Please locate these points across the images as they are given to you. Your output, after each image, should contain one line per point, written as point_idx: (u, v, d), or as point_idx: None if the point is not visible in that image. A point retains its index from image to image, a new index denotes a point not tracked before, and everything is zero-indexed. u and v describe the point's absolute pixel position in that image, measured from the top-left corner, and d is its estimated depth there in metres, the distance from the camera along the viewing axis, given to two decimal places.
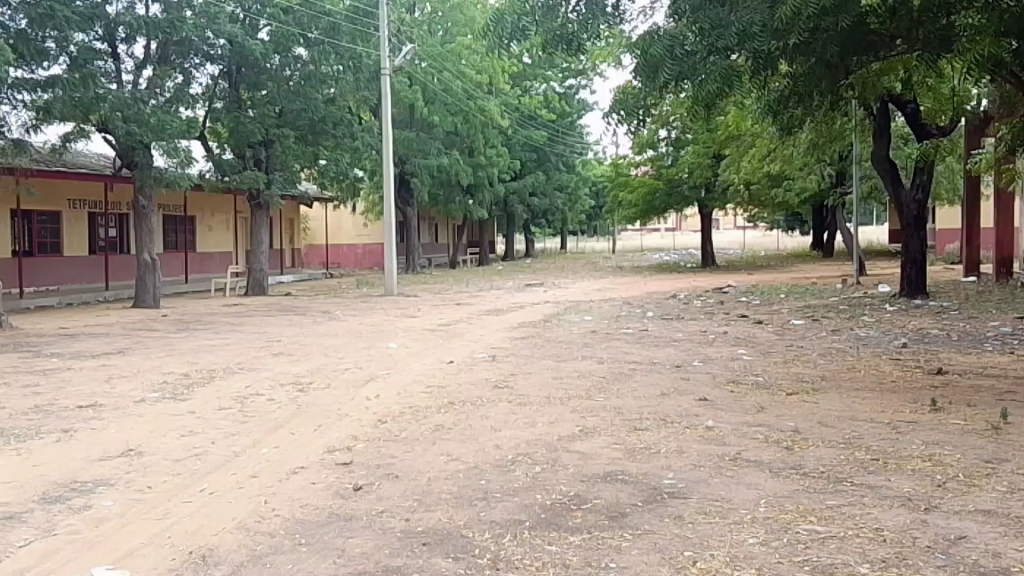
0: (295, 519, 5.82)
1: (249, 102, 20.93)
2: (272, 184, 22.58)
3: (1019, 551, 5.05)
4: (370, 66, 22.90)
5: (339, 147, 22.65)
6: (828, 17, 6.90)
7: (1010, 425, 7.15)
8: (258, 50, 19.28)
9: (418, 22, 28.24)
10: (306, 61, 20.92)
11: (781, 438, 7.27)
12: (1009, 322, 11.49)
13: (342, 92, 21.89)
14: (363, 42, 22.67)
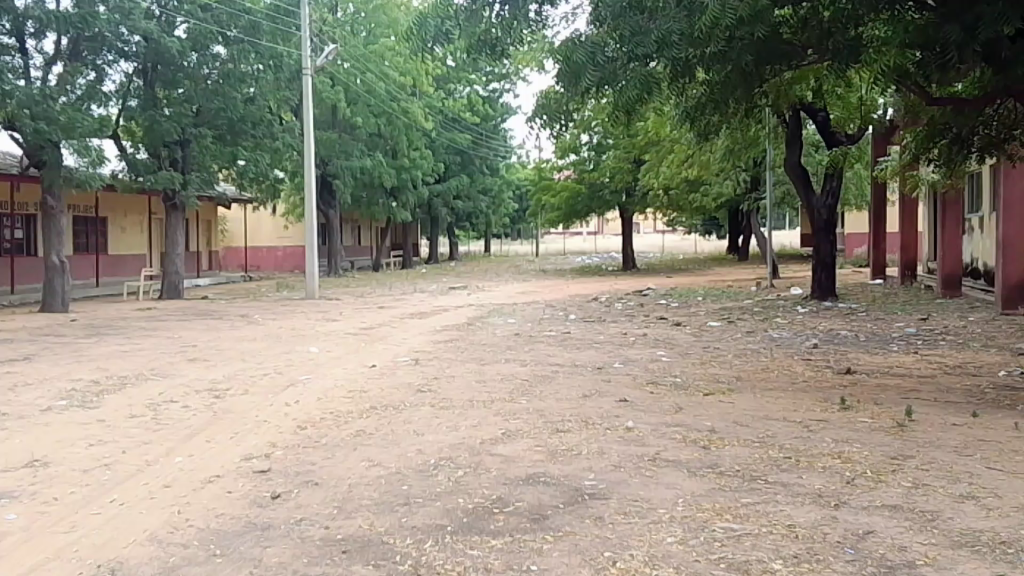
0: (210, 530, 5.63)
1: (165, 101, 20.29)
2: (188, 186, 21.72)
3: (923, 544, 5.22)
4: (291, 66, 22.38)
5: (259, 147, 22.53)
6: (744, 28, 7.07)
7: (914, 422, 7.42)
8: (174, 48, 19.04)
9: (341, 23, 27.68)
10: (224, 59, 20.60)
11: (698, 437, 7.39)
12: (914, 323, 12.00)
13: (262, 92, 21.68)
14: (283, 40, 22.12)
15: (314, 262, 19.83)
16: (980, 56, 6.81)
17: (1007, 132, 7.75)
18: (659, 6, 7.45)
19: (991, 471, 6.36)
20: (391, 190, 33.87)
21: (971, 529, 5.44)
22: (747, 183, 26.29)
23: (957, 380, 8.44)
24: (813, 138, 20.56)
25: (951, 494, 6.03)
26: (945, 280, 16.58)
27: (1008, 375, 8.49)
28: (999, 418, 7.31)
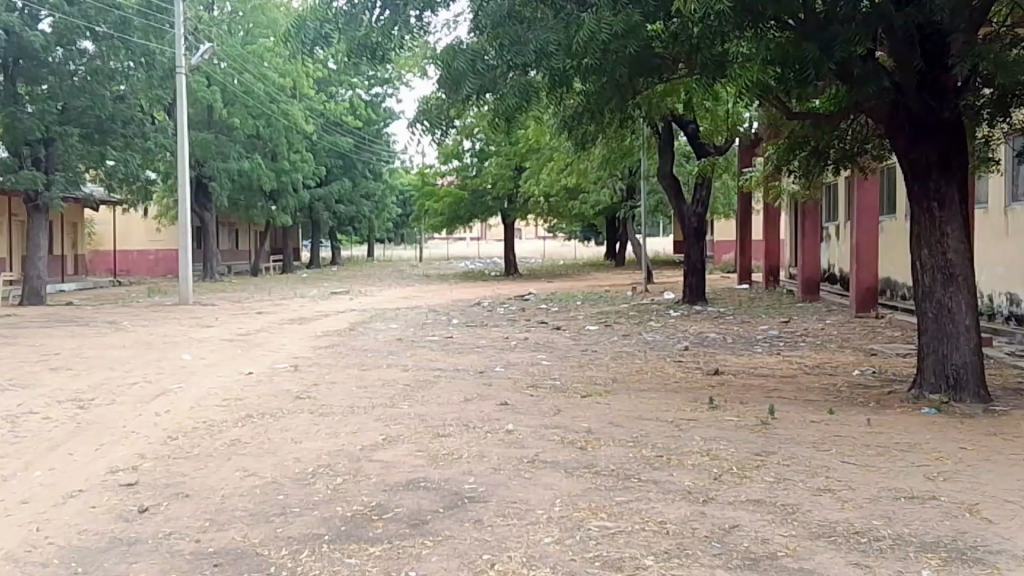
0: (71, 546, 5.36)
1: (27, 97, 19.60)
2: (52, 186, 20.61)
3: (783, 536, 5.49)
4: (165, 64, 21.72)
5: (130, 147, 21.79)
6: (619, 41, 7.23)
7: (776, 420, 7.79)
8: (37, 43, 18.40)
9: (217, 21, 26.70)
10: (93, 55, 19.90)
11: (575, 438, 7.55)
12: (777, 326, 12.63)
13: (134, 90, 21.09)
14: (156, 38, 21.30)
15: (187, 265, 19.13)
16: (834, 74, 7.20)
17: (859, 146, 8.33)
18: (537, 17, 7.63)
19: (846, 465, 6.73)
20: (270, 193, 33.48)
21: (829, 521, 5.74)
22: (623, 191, 27.31)
23: (816, 379, 8.95)
24: (684, 149, 21.27)
25: (809, 488, 6.36)
26: (805, 285, 17.50)
27: (861, 374, 9.03)
28: (852, 414, 7.76)
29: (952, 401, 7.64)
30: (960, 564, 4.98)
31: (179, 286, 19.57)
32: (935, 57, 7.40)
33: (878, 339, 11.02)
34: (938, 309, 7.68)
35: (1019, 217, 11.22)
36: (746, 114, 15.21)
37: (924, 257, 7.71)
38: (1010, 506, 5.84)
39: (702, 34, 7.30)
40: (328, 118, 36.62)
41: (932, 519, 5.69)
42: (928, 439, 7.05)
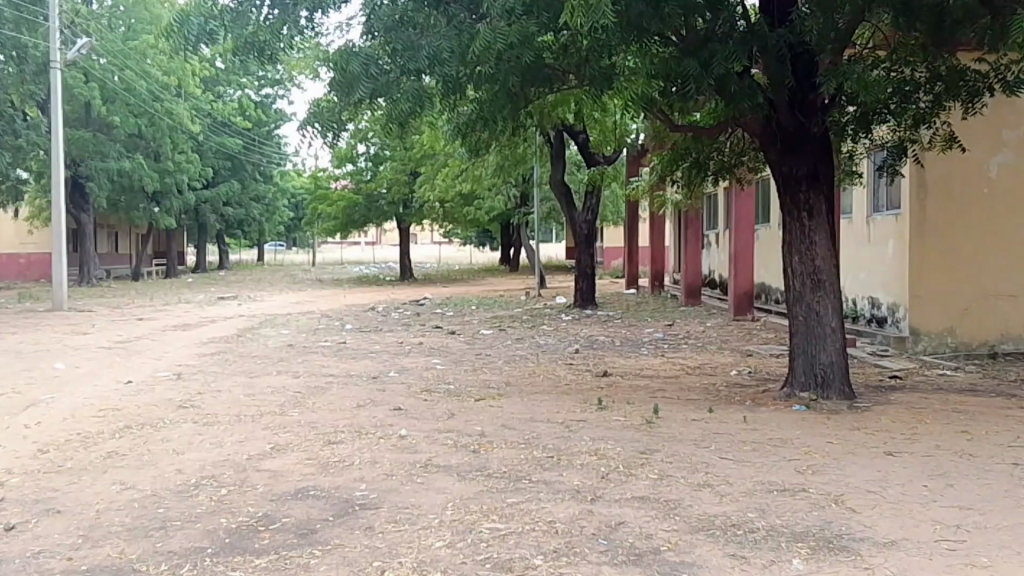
0: None
1: None
2: None
3: (666, 531, 5.72)
4: (38, 59, 20.43)
5: None
6: (513, 51, 7.38)
7: (660, 419, 8.10)
8: None
9: (95, 15, 25.32)
10: None
11: (468, 442, 7.62)
12: (661, 328, 13.17)
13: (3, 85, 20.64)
14: (28, 30, 20.02)
15: (60, 270, 18.12)
16: (713, 90, 7.56)
17: (736, 158, 8.79)
18: (430, 24, 7.76)
19: (724, 460, 7.08)
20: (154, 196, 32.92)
21: (708, 514, 6.03)
22: (517, 197, 27.84)
23: (697, 379, 9.35)
24: (575, 158, 21.71)
25: (691, 483, 6.65)
26: (687, 289, 18.22)
27: (738, 374, 9.51)
28: (730, 412, 8.15)
29: (820, 398, 8.14)
30: (826, 551, 5.33)
31: (52, 292, 18.49)
32: (805, 75, 7.84)
33: (754, 340, 11.64)
34: (807, 312, 8.19)
35: (879, 226, 12.05)
36: (632, 124, 15.64)
37: (794, 264, 8.19)
38: (872, 495, 6.29)
39: (591, 46, 7.57)
40: (214, 117, 35.44)
41: (801, 510, 6.05)
42: (799, 434, 7.49)
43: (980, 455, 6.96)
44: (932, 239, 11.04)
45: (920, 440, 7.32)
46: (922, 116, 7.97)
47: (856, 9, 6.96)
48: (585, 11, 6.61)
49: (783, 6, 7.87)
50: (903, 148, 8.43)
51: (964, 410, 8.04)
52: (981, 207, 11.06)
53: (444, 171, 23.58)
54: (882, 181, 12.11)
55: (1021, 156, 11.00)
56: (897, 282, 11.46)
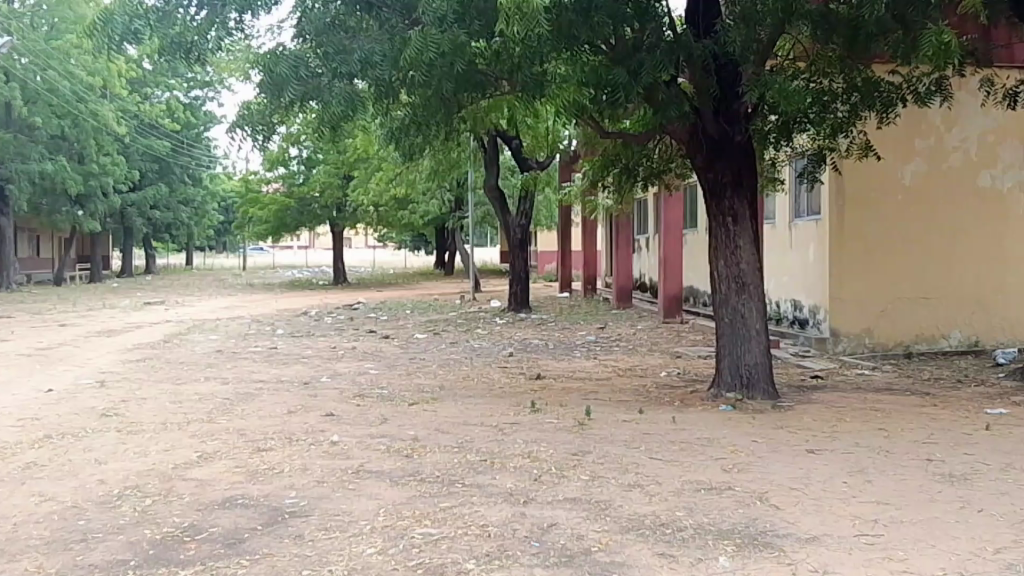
0: None
1: None
2: None
3: (597, 532, 5.79)
4: None
5: None
6: (445, 58, 7.40)
7: (592, 420, 8.21)
8: None
9: (16, 14, 24.49)
10: None
11: (402, 446, 7.60)
12: (593, 331, 13.34)
13: None
14: None
15: None
16: (642, 98, 7.73)
17: (665, 164, 8.98)
18: (362, 28, 7.85)
19: (653, 460, 7.21)
20: (76, 199, 31.91)
21: (637, 514, 6.13)
22: (451, 202, 28.07)
23: (628, 381, 9.51)
24: (509, 163, 21.94)
25: (621, 484, 6.76)
26: (618, 292, 18.53)
27: (668, 375, 9.71)
28: (659, 413, 8.31)
29: (745, 398, 8.35)
30: (751, 548, 5.47)
31: None
32: (728, 84, 8.08)
33: (684, 342, 11.90)
34: (733, 314, 8.41)
35: (801, 231, 12.45)
36: (563, 130, 15.84)
37: (719, 267, 8.41)
38: (794, 492, 6.49)
39: (523, 54, 7.60)
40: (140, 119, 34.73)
41: (728, 508, 6.21)
42: (725, 434, 7.68)
43: (896, 451, 7.24)
44: (850, 245, 11.45)
45: (840, 437, 7.58)
46: (840, 125, 8.28)
47: (776, 22, 7.21)
48: (519, 19, 6.70)
49: (709, 18, 8.10)
50: (822, 156, 8.74)
51: (881, 408, 8.36)
52: (895, 213, 11.50)
53: (378, 175, 23.40)
54: (802, 188, 12.50)
55: (931, 165, 11.51)
56: (819, 285, 11.82)
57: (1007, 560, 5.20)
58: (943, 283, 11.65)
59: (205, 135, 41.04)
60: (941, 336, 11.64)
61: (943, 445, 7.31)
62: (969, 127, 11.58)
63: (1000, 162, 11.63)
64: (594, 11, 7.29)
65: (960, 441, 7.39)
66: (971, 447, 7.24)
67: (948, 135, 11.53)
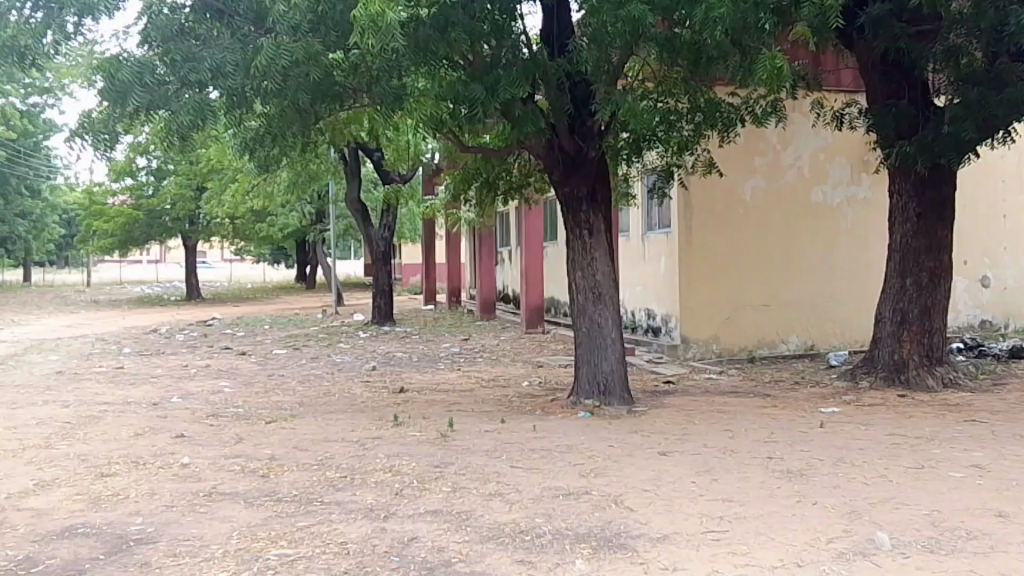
0: None
1: None
2: None
3: (457, 543, 5.81)
4: None
5: None
6: (299, 68, 7.39)
7: (455, 431, 8.27)
8: None
9: None
10: None
11: (257, 466, 7.40)
12: (458, 343, 13.42)
13: None
14: None
15: None
16: (498, 113, 7.87)
17: (524, 178, 9.22)
18: (212, 36, 7.82)
19: (513, 469, 7.32)
20: None
21: (497, 523, 6.19)
22: (312, 215, 27.88)
23: (490, 391, 9.63)
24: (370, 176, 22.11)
25: (481, 494, 6.82)
26: (482, 304, 18.74)
27: (530, 384, 9.91)
28: (521, 422, 8.46)
29: (602, 404, 8.63)
30: (606, 550, 5.63)
31: None
32: (582, 102, 8.33)
33: (545, 352, 12.19)
34: (590, 324, 8.66)
35: (654, 242, 13.00)
36: (425, 145, 15.89)
37: (577, 278, 8.65)
38: (647, 494, 6.73)
39: (381, 67, 7.62)
40: None
41: (585, 512, 6.36)
42: (583, 440, 7.89)
43: (740, 450, 7.66)
44: (697, 256, 12.03)
45: (690, 439, 7.93)
46: (687, 142, 8.80)
47: (624, 44, 7.45)
48: (374, 32, 6.68)
49: (562, 38, 8.37)
50: (670, 172, 9.28)
51: (728, 409, 8.83)
52: (738, 226, 12.16)
53: (234, 186, 22.78)
54: (654, 202, 13.08)
55: (770, 181, 12.27)
56: (671, 294, 12.37)
57: (838, 548, 5.55)
58: (782, 291, 12.40)
59: (46, 144, 38.26)
60: (780, 340, 12.38)
61: (782, 443, 7.78)
62: (801, 146, 12.44)
63: (830, 178, 12.54)
64: (451, 27, 7.40)
65: (796, 438, 7.89)
66: (806, 444, 7.75)
67: (783, 153, 12.34)
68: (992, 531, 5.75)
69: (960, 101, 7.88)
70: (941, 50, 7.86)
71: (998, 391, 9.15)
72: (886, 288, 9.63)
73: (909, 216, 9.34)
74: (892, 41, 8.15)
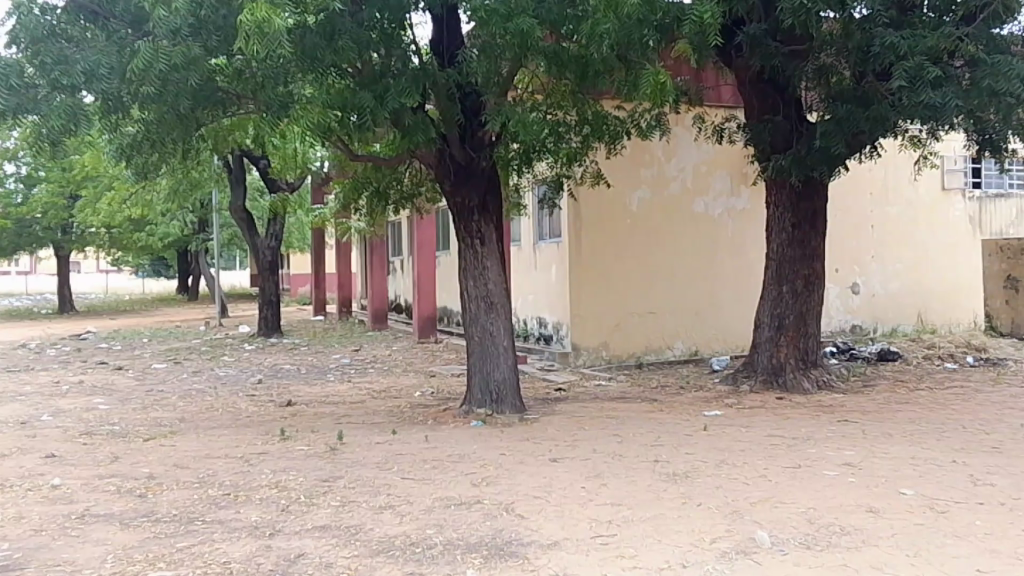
0: None
1: None
2: None
3: (346, 557, 5.62)
4: None
5: None
6: (179, 73, 7.17)
7: (344, 444, 8.14)
8: None
9: None
10: None
11: (135, 486, 7.06)
12: (349, 354, 13.23)
13: None
14: None
15: None
16: (388, 121, 7.82)
17: (415, 188, 9.25)
18: (86, 38, 7.50)
19: (404, 481, 7.22)
20: None
21: (387, 536, 6.04)
22: (193, 223, 27.11)
23: (382, 403, 9.53)
24: (256, 184, 21.90)
25: (371, 507, 6.66)
26: (373, 314, 18.62)
27: (422, 395, 9.88)
28: (412, 433, 8.40)
29: (494, 412, 8.70)
30: (498, 559, 5.58)
31: None
32: (472, 112, 8.40)
33: (437, 361, 12.17)
34: (482, 333, 8.69)
35: (544, 252, 13.18)
36: (315, 153, 15.73)
37: (469, 287, 8.67)
38: (538, 501, 6.75)
39: (265, 72, 7.39)
40: None
41: (476, 522, 6.31)
42: (475, 449, 7.89)
43: (628, 455, 7.81)
44: (587, 265, 12.27)
45: (580, 445, 8.04)
46: (575, 153, 8.95)
47: (514, 56, 7.56)
48: (259, 38, 6.46)
49: (451, 49, 8.44)
50: (560, 183, 9.46)
51: (616, 415, 9.01)
52: (625, 236, 12.47)
53: (109, 195, 21.90)
54: (544, 212, 13.29)
55: (655, 192, 12.63)
56: (562, 302, 12.55)
57: (721, 548, 5.69)
58: (669, 299, 12.76)
59: None
60: (665, 347, 12.72)
61: (668, 447, 7.98)
62: (684, 159, 12.85)
63: (711, 190, 13.01)
64: (338, 37, 7.34)
65: (681, 442, 8.12)
66: (690, 446, 7.97)
67: (667, 165, 12.73)
68: (864, 525, 6.03)
69: (831, 118, 8.22)
70: (812, 69, 8.33)
71: (867, 391, 9.71)
72: (765, 294, 10.04)
73: (785, 226, 9.77)
74: (766, 59, 8.54)
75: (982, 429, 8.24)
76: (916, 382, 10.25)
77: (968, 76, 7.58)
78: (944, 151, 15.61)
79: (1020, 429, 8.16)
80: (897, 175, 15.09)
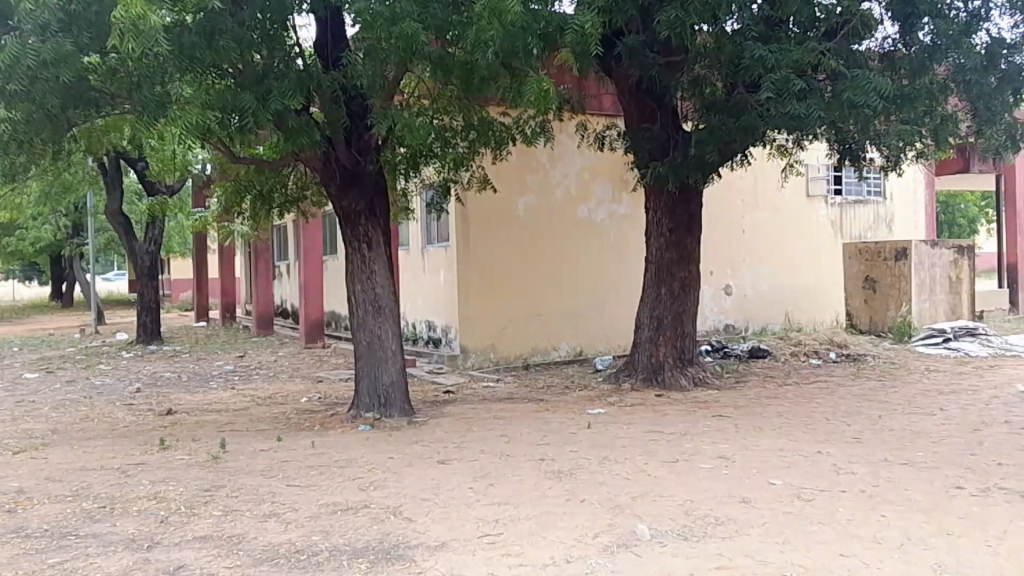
0: None
1: None
2: None
3: (227, 567, 5.51)
4: None
5: None
6: (48, 70, 6.90)
7: (226, 453, 8.00)
8: None
9: None
10: None
11: (2, 502, 6.74)
12: (233, 361, 12.97)
13: None
14: None
15: None
16: (272, 123, 7.72)
17: (301, 191, 9.27)
18: None
19: (289, 488, 7.15)
20: None
21: (272, 544, 5.96)
22: (67, 226, 25.97)
23: (268, 410, 9.41)
24: (133, 188, 21.53)
25: (255, 515, 6.56)
26: (258, 320, 18.29)
27: (308, 401, 9.82)
28: (298, 439, 8.35)
29: (382, 416, 8.74)
30: (384, 562, 5.59)
31: None
32: (357, 117, 8.41)
33: (326, 366, 12.08)
34: (369, 336, 8.72)
35: (432, 256, 13.29)
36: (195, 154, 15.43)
37: (357, 291, 8.69)
38: (426, 503, 6.81)
39: (141, 72, 7.19)
40: None
41: (363, 526, 6.29)
42: (362, 453, 7.89)
43: (514, 454, 7.96)
44: (478, 268, 12.42)
45: (467, 446, 8.15)
46: (461, 158, 9.19)
47: (399, 61, 7.55)
48: (134, 36, 6.26)
49: (337, 52, 8.43)
50: (447, 186, 9.60)
51: (502, 416, 9.16)
52: (513, 240, 12.69)
53: None
54: (433, 216, 13.35)
55: (542, 197, 12.89)
56: (449, 306, 12.68)
57: (603, 543, 5.87)
58: (557, 301, 13.06)
59: None
60: (552, 347, 13.01)
61: (552, 445, 8.17)
62: (570, 165, 13.19)
63: (595, 195, 13.39)
64: (218, 36, 7.18)
65: (565, 440, 8.33)
66: (574, 444, 8.20)
67: (553, 171, 13.02)
68: (737, 515, 6.33)
69: (705, 127, 8.67)
70: (688, 79, 8.66)
71: (740, 387, 10.22)
72: (644, 296, 10.40)
73: (663, 230, 10.13)
74: (645, 68, 8.90)
75: (843, 420, 8.78)
76: (784, 378, 10.85)
77: (830, 89, 8.02)
78: (811, 159, 16.43)
79: (877, 420, 8.74)
80: (773, 181, 15.87)
